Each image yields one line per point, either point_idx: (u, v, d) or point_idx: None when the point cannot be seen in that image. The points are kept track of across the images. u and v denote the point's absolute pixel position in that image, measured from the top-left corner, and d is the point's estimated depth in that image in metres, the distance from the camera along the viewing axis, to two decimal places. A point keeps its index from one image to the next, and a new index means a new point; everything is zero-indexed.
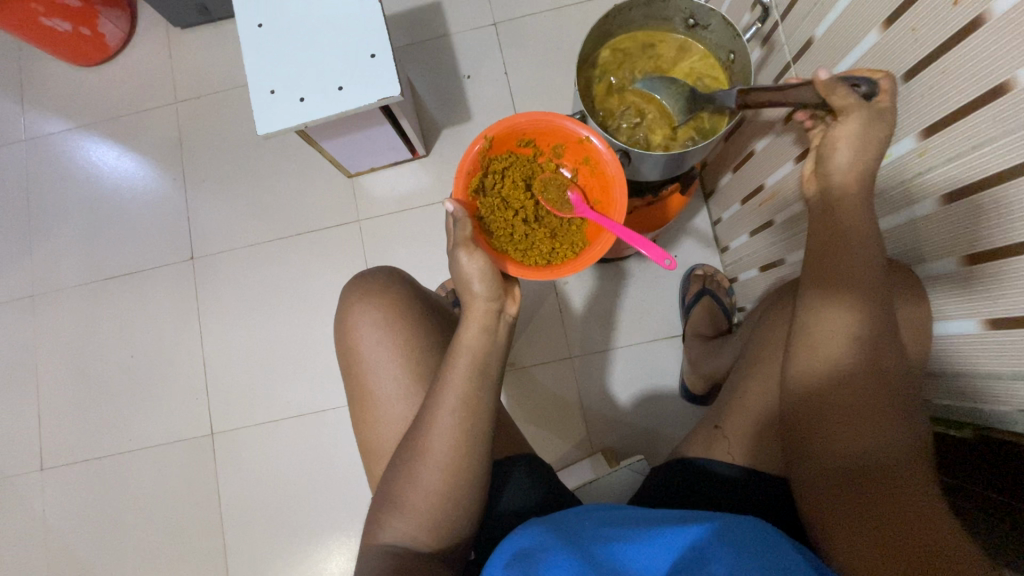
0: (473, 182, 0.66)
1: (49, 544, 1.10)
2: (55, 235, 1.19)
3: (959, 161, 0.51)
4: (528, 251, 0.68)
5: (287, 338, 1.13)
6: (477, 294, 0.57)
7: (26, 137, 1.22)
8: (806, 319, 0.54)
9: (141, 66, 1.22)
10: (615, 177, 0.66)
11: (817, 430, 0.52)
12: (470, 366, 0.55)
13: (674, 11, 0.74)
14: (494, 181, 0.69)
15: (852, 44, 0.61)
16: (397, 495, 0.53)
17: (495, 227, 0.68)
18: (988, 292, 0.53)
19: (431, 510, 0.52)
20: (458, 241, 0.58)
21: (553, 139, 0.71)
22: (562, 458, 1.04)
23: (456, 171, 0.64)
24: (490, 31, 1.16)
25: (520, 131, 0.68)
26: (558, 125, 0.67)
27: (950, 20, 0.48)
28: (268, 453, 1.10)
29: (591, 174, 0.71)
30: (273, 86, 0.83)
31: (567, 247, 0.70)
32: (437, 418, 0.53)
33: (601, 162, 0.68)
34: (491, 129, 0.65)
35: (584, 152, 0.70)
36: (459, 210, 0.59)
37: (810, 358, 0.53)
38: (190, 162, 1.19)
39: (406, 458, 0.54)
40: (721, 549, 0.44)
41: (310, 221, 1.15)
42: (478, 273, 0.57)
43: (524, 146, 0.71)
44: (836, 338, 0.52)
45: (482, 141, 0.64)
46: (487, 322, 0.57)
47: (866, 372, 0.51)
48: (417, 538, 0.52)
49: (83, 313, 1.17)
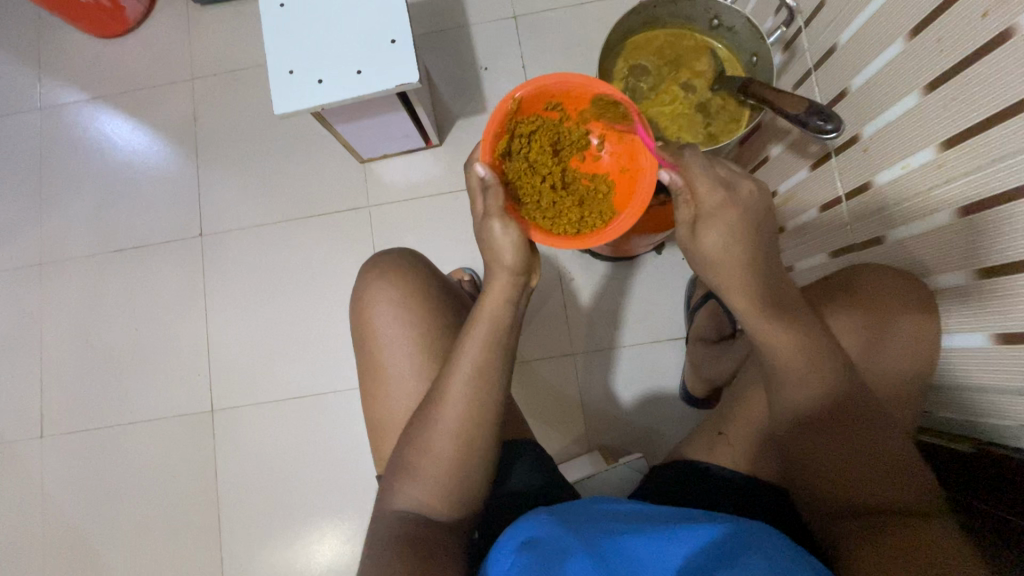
0: (500, 146, 0.64)
1: (45, 511, 1.11)
2: (65, 205, 1.20)
3: (979, 175, 0.50)
4: (555, 220, 0.67)
5: (291, 319, 1.13)
6: (506, 267, 0.57)
7: (41, 106, 1.22)
8: (768, 350, 0.54)
9: (159, 42, 1.22)
10: (644, 143, 0.65)
11: (815, 447, 0.52)
12: (488, 335, 0.55)
13: (699, 11, 0.75)
14: (520, 146, 0.68)
15: (875, 54, 0.61)
16: (409, 462, 0.54)
17: (523, 195, 0.67)
18: (998, 307, 0.54)
19: (443, 477, 0.53)
20: (490, 211, 0.58)
21: (580, 103, 0.69)
22: (562, 451, 1.05)
23: (482, 135, 0.61)
24: (509, 24, 1.16)
25: (549, 94, 0.65)
26: (590, 88, 0.64)
27: (979, 32, 0.48)
28: (267, 432, 1.10)
29: (621, 140, 0.70)
30: (291, 67, 0.83)
31: (596, 215, 0.69)
32: (450, 386, 0.54)
33: (630, 128, 0.67)
34: (519, 91, 0.62)
35: (614, 117, 0.68)
36: (490, 176, 0.58)
37: (792, 386, 0.53)
38: (204, 139, 1.19)
39: (419, 424, 0.54)
40: (731, 553, 0.45)
41: (319, 204, 1.15)
42: (511, 245, 0.57)
43: (551, 109, 0.69)
44: (806, 362, 0.52)
45: (510, 102, 0.62)
46: (509, 294, 0.57)
47: (849, 396, 0.52)
48: (428, 506, 0.53)
49: (89, 284, 1.17)
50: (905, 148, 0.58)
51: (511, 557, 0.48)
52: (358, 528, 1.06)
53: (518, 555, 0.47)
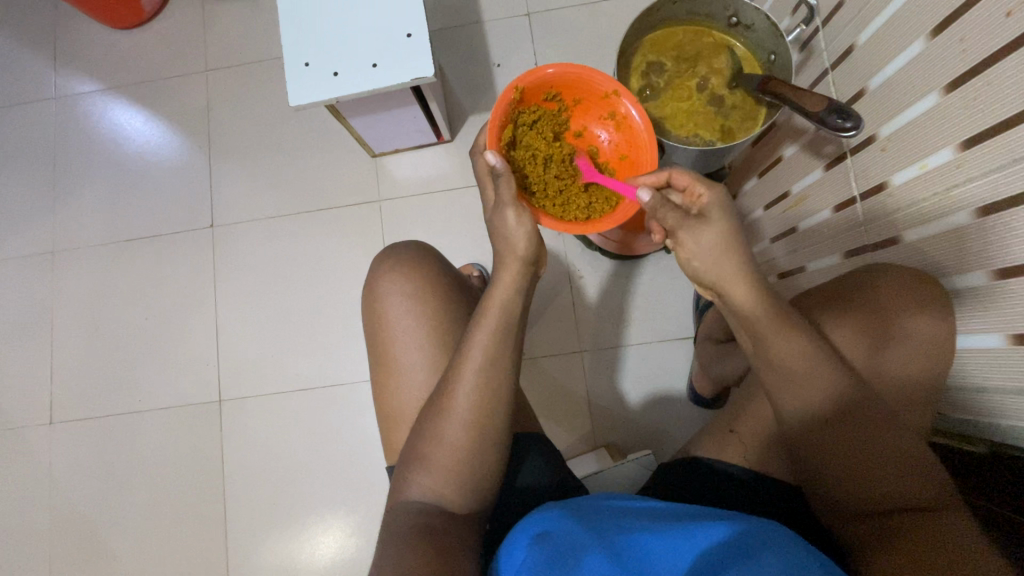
0: (505, 135, 0.65)
1: (53, 498, 1.12)
2: (78, 194, 1.20)
3: (1000, 175, 0.50)
4: (564, 207, 0.68)
5: (300, 311, 1.14)
6: (517, 257, 0.57)
7: (56, 95, 1.23)
8: (768, 364, 0.54)
9: (174, 33, 1.23)
10: (643, 128, 0.68)
11: (827, 451, 0.52)
12: (499, 324, 0.55)
13: (718, 8, 0.75)
14: (525, 134, 0.69)
15: (895, 53, 0.61)
16: (422, 451, 0.54)
17: (530, 183, 0.68)
18: (1016, 308, 0.53)
19: (455, 468, 0.53)
20: (503, 200, 0.58)
21: (577, 94, 0.71)
22: (568, 449, 1.05)
23: (489, 121, 0.63)
24: (523, 21, 1.16)
25: (548, 83, 0.68)
26: (586, 78, 0.68)
27: (1002, 31, 0.48)
28: (274, 423, 1.11)
29: (619, 131, 0.72)
30: (307, 59, 0.84)
31: (605, 201, 0.70)
32: (461, 375, 0.54)
33: (628, 115, 0.69)
34: (520, 80, 0.64)
35: (609, 108, 0.71)
36: (502, 164, 0.59)
37: (792, 394, 0.53)
38: (217, 131, 1.19)
39: (431, 414, 0.55)
40: (744, 550, 0.45)
41: (330, 197, 1.16)
42: (524, 234, 0.57)
43: (550, 102, 0.71)
44: (809, 371, 0.52)
45: (513, 91, 0.65)
46: (519, 284, 0.57)
47: (857, 396, 0.52)
48: (441, 496, 0.53)
49: (101, 273, 1.18)
50: (924, 148, 0.58)
51: (524, 553, 0.48)
52: (363, 521, 1.07)
53: (531, 550, 0.47)
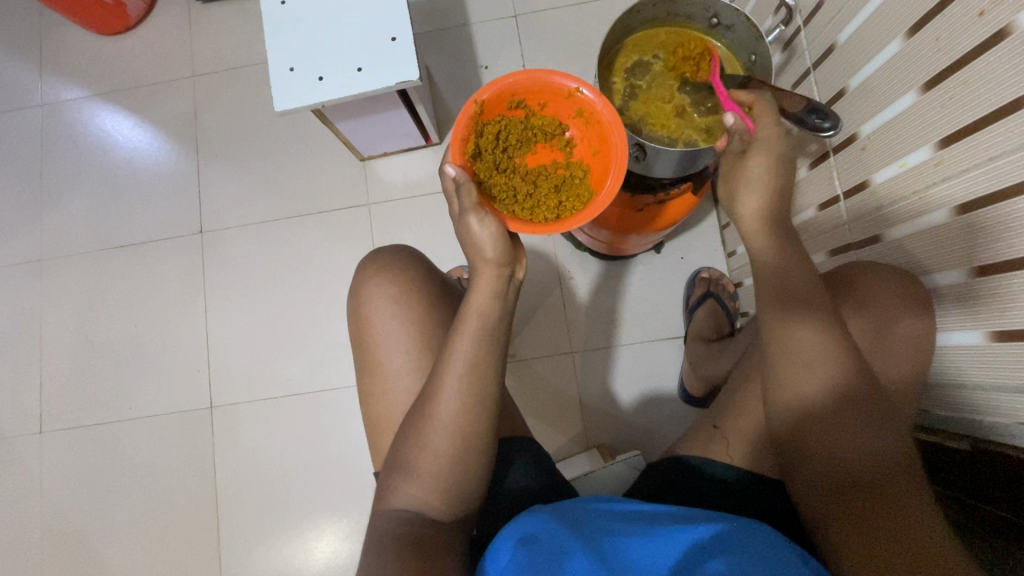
0: (469, 147, 0.64)
1: (43, 507, 1.11)
2: (65, 201, 1.20)
3: (977, 173, 0.51)
4: (534, 210, 0.67)
5: (290, 316, 1.14)
6: (488, 260, 0.58)
7: (42, 102, 1.23)
8: (782, 344, 0.54)
9: (160, 39, 1.22)
10: (611, 125, 0.66)
11: (815, 447, 0.52)
12: (479, 329, 0.55)
13: (698, 10, 0.75)
14: (489, 145, 0.68)
15: (874, 52, 0.61)
16: (406, 459, 0.54)
17: (497, 191, 0.67)
18: (993, 305, 0.54)
19: (440, 475, 0.53)
20: (465, 208, 0.58)
21: (542, 98, 0.70)
22: (560, 450, 1.05)
23: (451, 138, 0.62)
24: (509, 22, 1.16)
25: (510, 92, 0.66)
26: (547, 80, 0.66)
27: (976, 30, 0.48)
28: (266, 429, 1.10)
29: (588, 127, 0.70)
30: (292, 64, 0.84)
31: (575, 199, 0.69)
32: (444, 382, 0.54)
33: (595, 111, 0.67)
34: (481, 93, 0.63)
35: (575, 105, 0.69)
36: (460, 175, 0.58)
37: (796, 382, 0.53)
38: (204, 137, 1.19)
39: (415, 421, 0.55)
40: (722, 550, 0.45)
41: (319, 202, 1.16)
42: (489, 238, 0.57)
43: (516, 108, 0.70)
44: (817, 358, 0.52)
45: (473, 104, 0.63)
46: (497, 287, 0.57)
47: (851, 390, 0.52)
48: (426, 503, 0.53)
49: (89, 280, 1.18)
50: (904, 146, 0.58)
51: (509, 555, 0.48)
52: (356, 525, 1.06)
53: (516, 552, 0.48)
